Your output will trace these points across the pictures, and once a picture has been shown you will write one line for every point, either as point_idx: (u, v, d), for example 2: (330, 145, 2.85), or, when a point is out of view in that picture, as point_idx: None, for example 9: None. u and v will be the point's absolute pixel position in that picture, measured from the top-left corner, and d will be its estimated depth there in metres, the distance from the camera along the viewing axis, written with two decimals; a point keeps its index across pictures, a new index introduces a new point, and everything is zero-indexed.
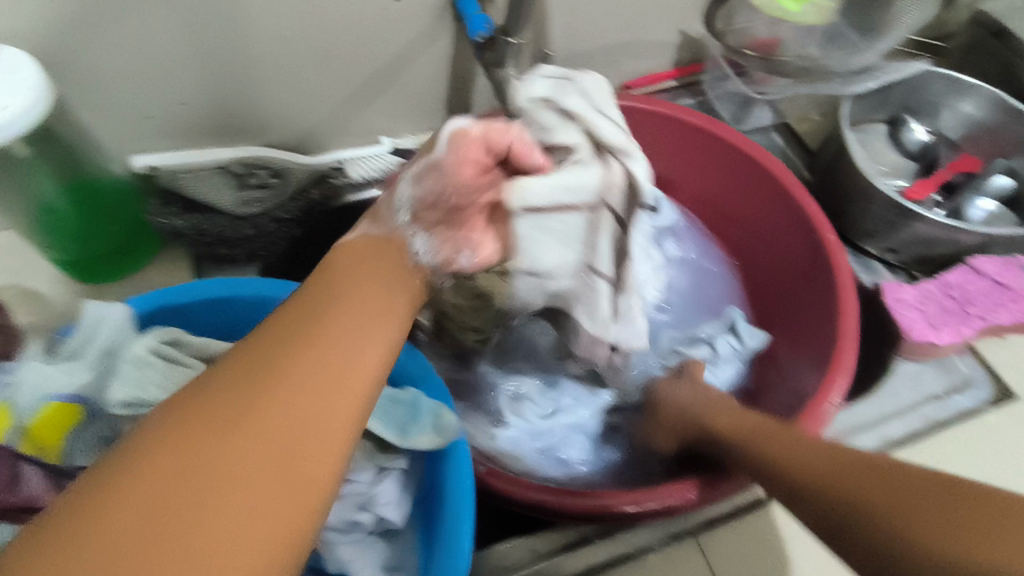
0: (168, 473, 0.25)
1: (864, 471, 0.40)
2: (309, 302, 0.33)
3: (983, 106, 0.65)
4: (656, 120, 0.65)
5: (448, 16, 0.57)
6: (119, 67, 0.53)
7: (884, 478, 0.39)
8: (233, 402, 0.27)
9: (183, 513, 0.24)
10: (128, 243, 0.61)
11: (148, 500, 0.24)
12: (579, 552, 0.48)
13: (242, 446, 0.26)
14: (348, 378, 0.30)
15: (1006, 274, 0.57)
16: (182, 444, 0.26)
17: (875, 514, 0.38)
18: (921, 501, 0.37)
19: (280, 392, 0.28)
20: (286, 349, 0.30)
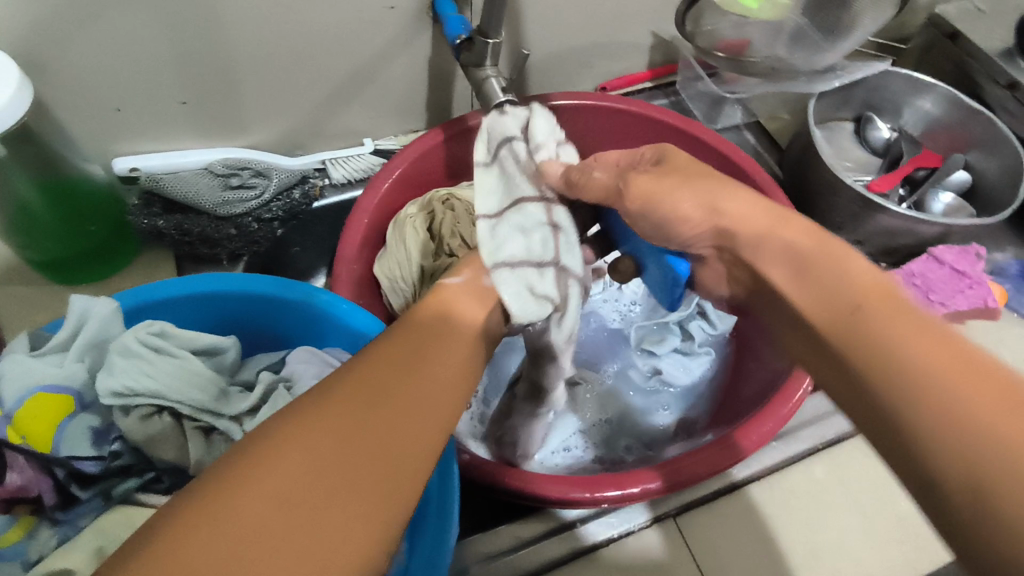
0: (298, 456, 0.25)
1: (940, 343, 0.30)
2: (414, 328, 0.34)
3: (940, 104, 0.68)
4: (629, 118, 0.67)
5: (426, 18, 0.59)
6: (97, 66, 0.54)
7: (959, 355, 0.29)
8: (353, 399, 0.28)
9: (313, 492, 0.25)
10: (108, 245, 0.62)
11: (277, 478, 0.24)
12: (562, 537, 0.49)
13: (360, 451, 0.26)
14: (434, 396, 0.30)
15: (963, 262, 0.60)
16: (304, 444, 0.26)
17: (917, 375, 0.30)
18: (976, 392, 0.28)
19: (392, 405, 0.29)
20: (398, 361, 0.31)
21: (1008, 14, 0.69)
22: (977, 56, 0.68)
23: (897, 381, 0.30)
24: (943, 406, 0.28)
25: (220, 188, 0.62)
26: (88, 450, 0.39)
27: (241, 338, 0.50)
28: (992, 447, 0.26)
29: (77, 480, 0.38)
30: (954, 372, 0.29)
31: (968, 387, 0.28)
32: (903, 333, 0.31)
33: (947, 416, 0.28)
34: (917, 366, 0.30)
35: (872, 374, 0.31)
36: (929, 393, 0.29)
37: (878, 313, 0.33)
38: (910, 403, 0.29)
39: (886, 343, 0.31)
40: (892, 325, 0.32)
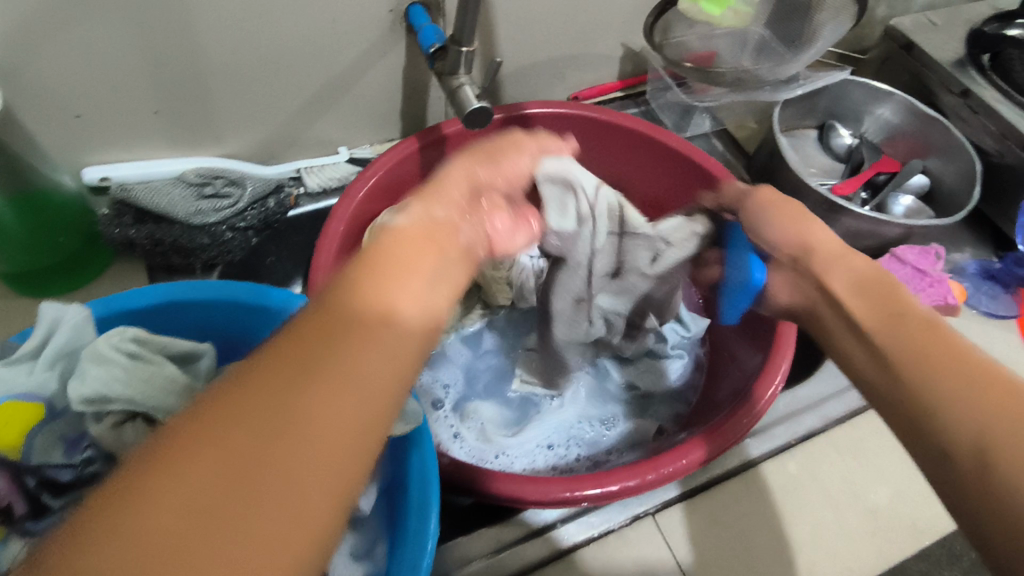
0: (214, 446, 0.23)
1: (988, 377, 0.32)
2: (361, 272, 0.29)
3: (898, 111, 0.71)
4: (600, 127, 0.69)
5: (400, 29, 0.59)
6: (68, 76, 0.53)
7: (1005, 390, 0.31)
8: (281, 382, 0.24)
9: (234, 484, 0.22)
10: (78, 256, 0.61)
11: (196, 471, 0.22)
12: (543, 538, 0.50)
13: (291, 448, 0.23)
14: (385, 369, 0.27)
15: (925, 262, 0.63)
16: (221, 438, 0.23)
17: (952, 399, 0.32)
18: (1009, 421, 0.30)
19: (327, 385, 0.25)
20: (339, 326, 0.26)
21: (958, 27, 0.72)
22: (931, 66, 0.71)
23: (934, 390, 0.33)
24: (970, 412, 0.31)
25: (193, 198, 0.62)
26: (60, 458, 0.39)
27: (216, 346, 0.50)
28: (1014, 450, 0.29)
29: (48, 487, 0.38)
30: (987, 385, 0.32)
31: (1000, 400, 0.31)
32: (947, 361, 0.33)
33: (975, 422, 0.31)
34: (954, 384, 0.32)
35: (909, 382, 0.34)
36: (964, 402, 0.32)
37: (915, 332, 0.36)
38: (943, 409, 0.32)
39: (933, 365, 0.34)
40: (932, 344, 0.35)
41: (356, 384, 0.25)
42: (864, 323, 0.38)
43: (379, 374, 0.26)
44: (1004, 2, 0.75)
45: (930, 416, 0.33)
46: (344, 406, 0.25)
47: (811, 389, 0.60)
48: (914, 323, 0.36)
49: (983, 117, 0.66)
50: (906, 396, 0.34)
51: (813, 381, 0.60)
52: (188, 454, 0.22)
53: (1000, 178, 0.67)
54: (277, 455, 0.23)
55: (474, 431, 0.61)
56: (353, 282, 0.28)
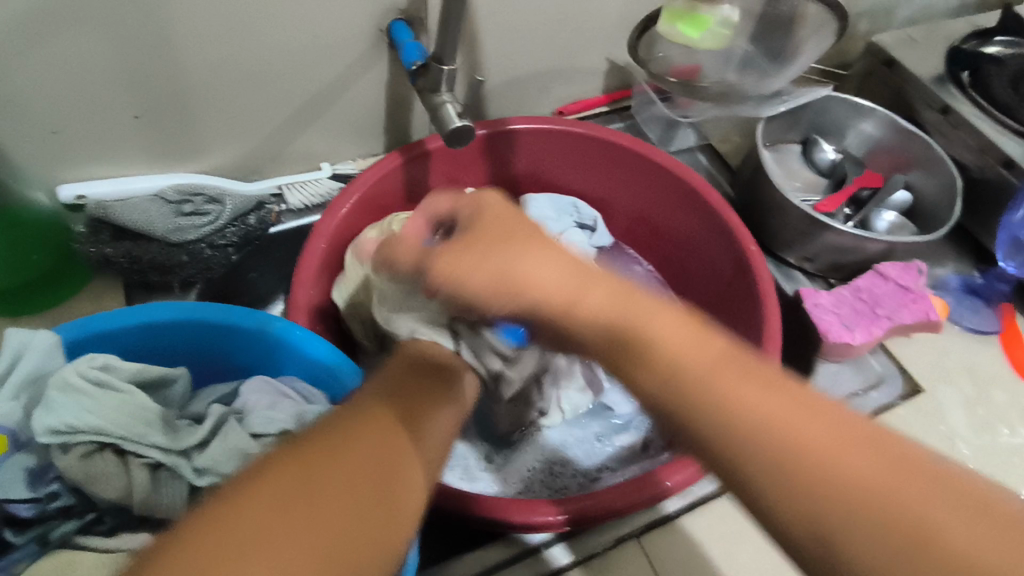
0: (276, 494, 0.27)
1: (851, 442, 0.28)
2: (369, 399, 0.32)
3: (879, 127, 0.71)
4: (584, 142, 0.69)
5: (383, 44, 0.59)
6: (42, 91, 0.52)
7: (871, 455, 0.28)
8: (360, 441, 0.30)
9: (293, 519, 0.26)
10: (50, 275, 0.60)
11: (282, 495, 0.27)
12: (525, 562, 0.49)
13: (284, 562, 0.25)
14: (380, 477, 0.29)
15: (907, 277, 0.62)
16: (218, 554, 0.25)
17: (812, 492, 0.28)
18: (873, 501, 0.27)
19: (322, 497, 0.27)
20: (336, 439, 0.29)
21: (939, 43, 0.73)
22: (912, 82, 0.71)
23: (749, 442, 0.29)
24: (791, 469, 0.28)
25: (171, 215, 0.61)
26: (23, 492, 0.37)
27: (192, 368, 0.49)
28: (828, 509, 0.27)
29: (10, 523, 0.37)
30: (804, 423, 0.29)
31: (819, 438, 0.28)
32: (805, 430, 0.29)
33: (794, 483, 0.28)
34: (783, 432, 0.29)
35: (733, 427, 0.29)
36: (785, 452, 0.28)
37: (711, 365, 0.31)
38: (760, 455, 0.29)
39: (791, 439, 0.29)
40: (738, 381, 0.30)
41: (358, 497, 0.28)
42: (605, 349, 0.33)
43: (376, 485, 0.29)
44: (983, 18, 0.76)
45: (744, 472, 0.29)
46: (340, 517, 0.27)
47: None
48: (755, 385, 0.30)
49: (963, 133, 0.67)
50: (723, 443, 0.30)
51: None
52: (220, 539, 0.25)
53: (981, 194, 0.68)
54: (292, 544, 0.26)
55: (456, 470, 0.60)
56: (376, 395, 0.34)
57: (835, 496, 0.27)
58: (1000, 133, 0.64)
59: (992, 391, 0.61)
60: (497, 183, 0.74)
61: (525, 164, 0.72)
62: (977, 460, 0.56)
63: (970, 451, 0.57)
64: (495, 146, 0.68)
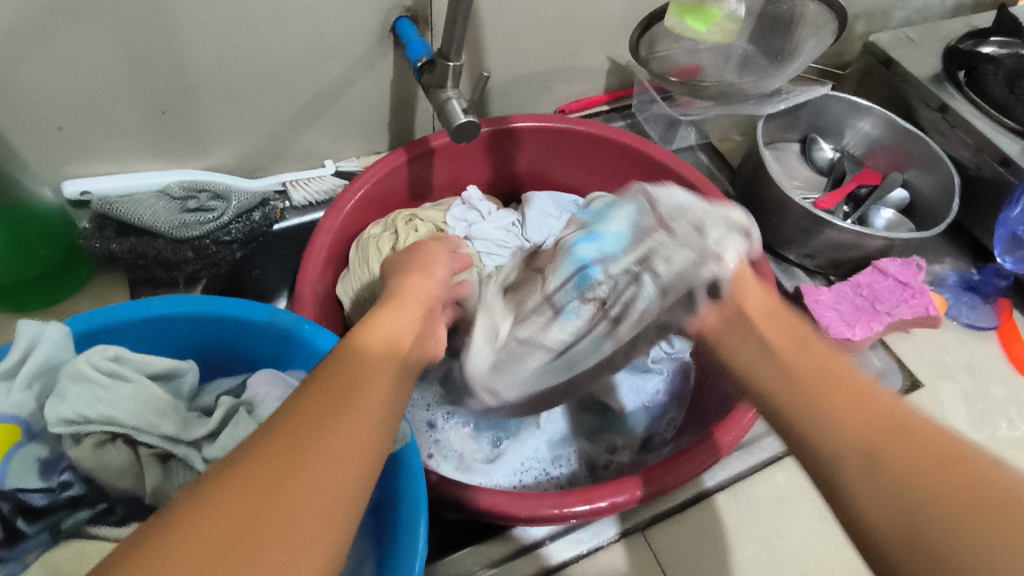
0: (275, 444, 0.25)
1: (921, 440, 0.28)
2: (343, 360, 0.31)
3: (878, 125, 0.72)
4: (586, 139, 0.69)
5: (388, 42, 0.59)
6: (50, 89, 0.53)
7: (939, 450, 0.28)
8: (330, 374, 0.30)
9: (301, 472, 0.25)
10: (60, 271, 0.61)
11: (281, 453, 0.25)
12: (531, 555, 0.49)
13: (299, 489, 0.24)
14: (366, 412, 0.29)
15: (906, 273, 0.62)
16: (233, 491, 0.23)
17: (891, 479, 0.27)
18: (953, 481, 0.26)
19: (324, 433, 0.26)
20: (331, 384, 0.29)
21: (935, 43, 0.74)
22: (910, 82, 0.72)
23: (809, 412, 0.33)
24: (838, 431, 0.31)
25: (177, 211, 0.62)
26: (36, 480, 0.38)
27: (199, 360, 0.49)
28: (889, 470, 0.28)
29: (22, 512, 0.38)
30: (886, 439, 0.29)
31: (873, 414, 0.31)
32: (865, 434, 0.30)
33: (844, 441, 0.30)
34: (834, 413, 0.32)
35: (794, 408, 0.34)
36: (831, 412, 0.32)
37: (795, 369, 0.37)
38: (824, 435, 0.31)
39: (854, 437, 0.30)
40: (821, 375, 0.35)
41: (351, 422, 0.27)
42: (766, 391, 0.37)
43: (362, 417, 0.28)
44: (979, 19, 0.77)
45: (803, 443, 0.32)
46: (347, 443, 0.27)
47: None
48: (825, 414, 0.32)
49: (960, 131, 0.68)
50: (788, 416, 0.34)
51: None
52: (244, 479, 0.24)
53: (978, 191, 0.69)
54: (300, 469, 0.25)
55: (452, 461, 0.60)
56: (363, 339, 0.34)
57: (895, 454, 0.28)
58: (997, 132, 0.65)
59: (990, 385, 0.62)
60: (498, 182, 0.75)
61: (527, 161, 0.72)
62: None
63: None
64: (497, 144, 0.69)
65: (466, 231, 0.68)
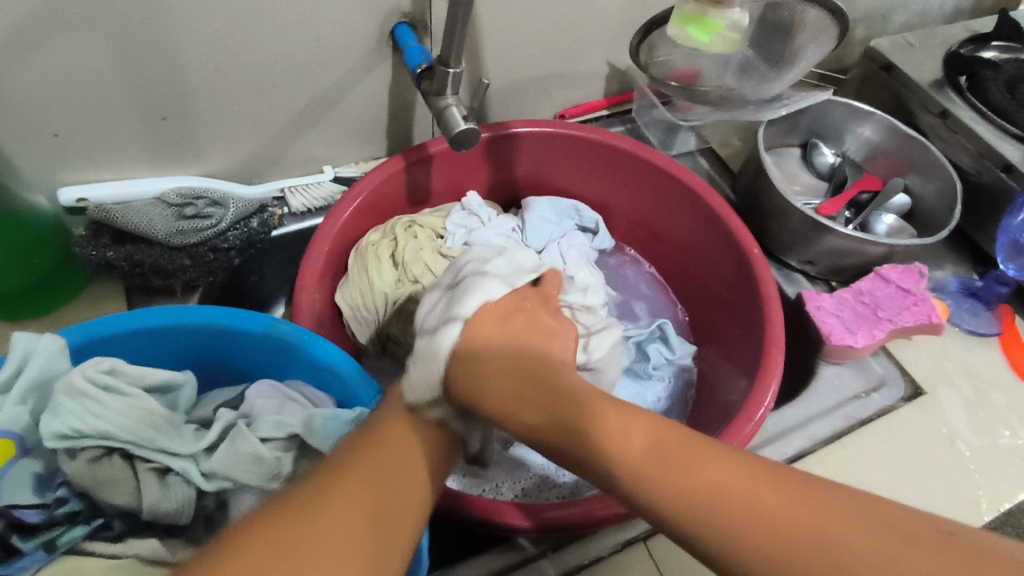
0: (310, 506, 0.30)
1: (750, 478, 0.28)
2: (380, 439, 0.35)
3: (878, 131, 0.72)
4: (586, 145, 0.69)
5: (386, 47, 0.59)
6: (44, 94, 0.52)
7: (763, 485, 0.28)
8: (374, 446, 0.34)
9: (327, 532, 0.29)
10: (54, 279, 0.60)
11: (309, 514, 0.30)
12: (531, 567, 0.49)
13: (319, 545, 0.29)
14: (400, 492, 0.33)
15: (907, 280, 0.63)
16: (270, 540, 0.29)
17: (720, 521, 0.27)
18: (788, 521, 0.26)
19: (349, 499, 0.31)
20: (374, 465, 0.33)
21: (936, 48, 0.74)
22: (910, 87, 0.72)
23: (713, 517, 0.28)
24: (768, 543, 0.26)
25: (174, 218, 0.61)
26: (31, 497, 0.37)
27: (196, 370, 0.49)
28: (732, 516, 0.27)
29: (18, 530, 0.37)
30: (730, 490, 0.28)
31: (778, 501, 0.27)
32: (712, 470, 0.29)
33: (780, 553, 0.26)
34: (664, 459, 0.30)
35: (637, 471, 0.30)
36: (722, 506, 0.28)
37: (670, 453, 0.30)
38: (659, 473, 0.30)
39: (699, 479, 0.29)
40: (696, 465, 0.29)
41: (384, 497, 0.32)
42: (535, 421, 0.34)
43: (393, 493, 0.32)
44: (979, 23, 0.77)
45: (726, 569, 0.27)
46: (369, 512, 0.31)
47: (798, 409, 0.60)
48: (661, 461, 0.30)
49: (961, 136, 0.68)
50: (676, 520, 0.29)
51: (802, 400, 0.60)
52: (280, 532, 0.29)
53: (978, 197, 0.68)
54: (327, 528, 0.29)
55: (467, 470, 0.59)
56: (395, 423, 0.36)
57: (740, 495, 0.28)
58: (998, 138, 0.65)
59: (992, 392, 0.61)
60: (498, 187, 0.75)
61: (526, 166, 0.72)
62: (978, 460, 0.57)
63: (972, 452, 0.57)
64: (497, 149, 0.68)
65: (465, 237, 0.67)
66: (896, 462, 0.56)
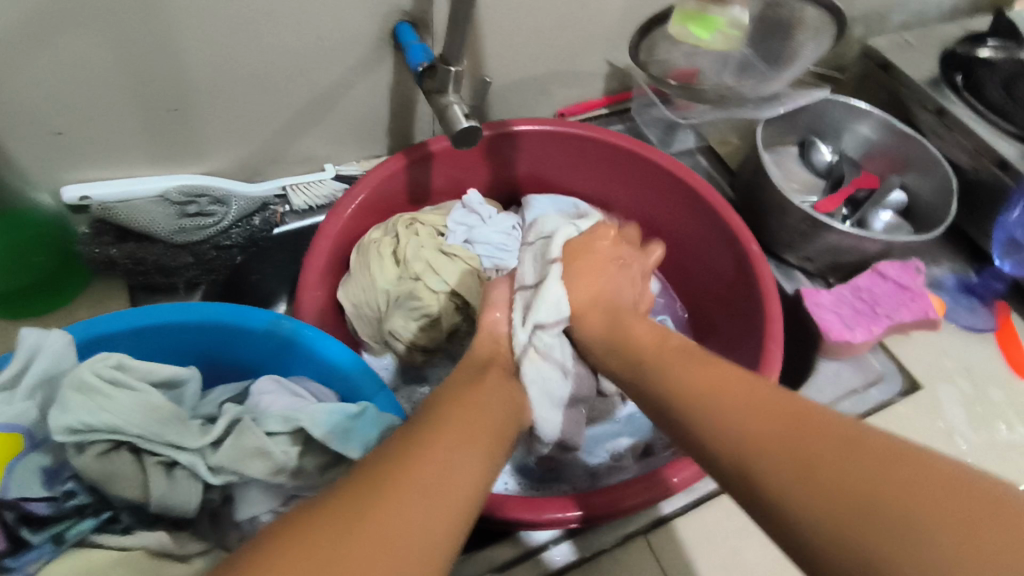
0: (350, 504, 0.29)
1: (847, 444, 0.30)
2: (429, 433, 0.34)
3: (876, 128, 0.72)
4: (587, 144, 0.69)
5: (388, 46, 0.59)
6: (48, 94, 0.52)
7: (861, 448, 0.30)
8: (424, 437, 0.33)
9: (366, 528, 0.28)
10: (58, 277, 0.61)
11: (350, 510, 0.28)
12: (534, 559, 0.49)
13: (362, 542, 0.27)
14: (451, 491, 0.31)
15: (905, 277, 0.63)
16: (311, 538, 0.27)
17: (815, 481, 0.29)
18: (887, 478, 0.28)
19: (397, 496, 0.29)
20: (424, 459, 0.32)
21: (933, 47, 0.74)
22: (907, 85, 0.72)
23: (812, 481, 0.29)
24: (864, 498, 0.28)
25: (176, 216, 0.62)
26: (40, 491, 0.38)
27: (202, 366, 0.49)
28: (822, 477, 0.29)
29: (26, 522, 0.37)
30: (824, 452, 0.30)
31: (882, 467, 0.29)
32: (798, 437, 0.31)
33: (883, 509, 0.27)
34: (743, 420, 0.33)
35: (732, 446, 0.33)
36: (824, 488, 0.29)
37: (759, 419, 0.33)
38: (749, 444, 0.32)
39: (781, 444, 0.31)
40: (784, 424, 0.32)
41: (430, 494, 0.30)
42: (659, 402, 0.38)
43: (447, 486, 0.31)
44: (975, 22, 0.77)
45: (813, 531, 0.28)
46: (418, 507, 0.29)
47: None
48: (748, 436, 0.32)
49: (958, 134, 0.68)
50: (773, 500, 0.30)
51: (801, 396, 0.61)
52: (322, 529, 0.28)
53: (976, 194, 0.69)
54: (369, 521, 0.28)
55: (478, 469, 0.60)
56: (443, 412, 0.37)
57: (826, 458, 0.30)
58: (995, 136, 0.66)
59: (989, 388, 0.62)
60: (498, 185, 0.75)
61: (527, 165, 0.72)
62: (975, 454, 0.57)
63: (969, 446, 0.58)
64: (498, 148, 0.69)
65: (465, 235, 0.68)
66: None
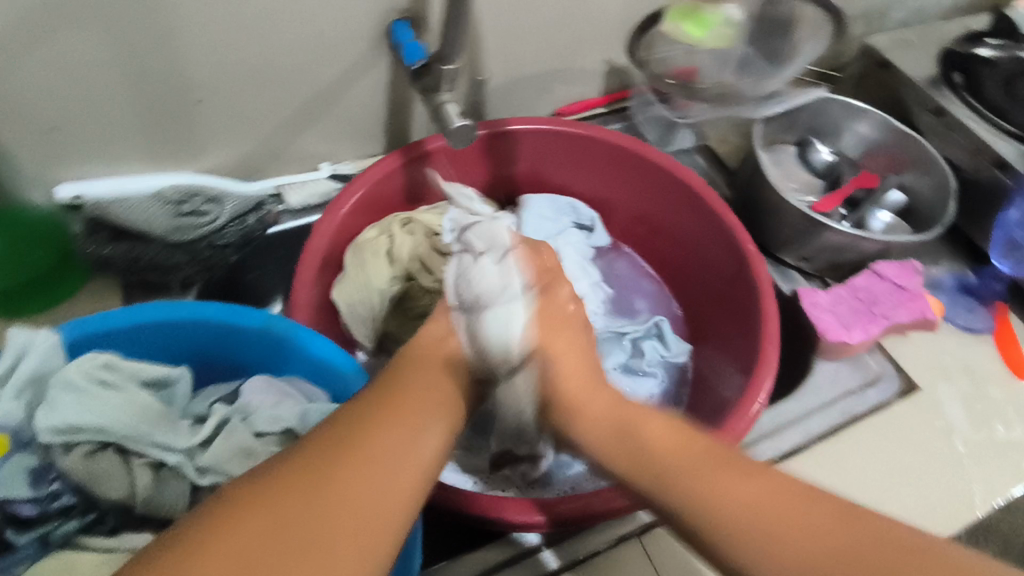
0: (293, 491, 0.31)
1: (761, 481, 0.36)
2: (369, 420, 0.36)
3: (875, 127, 0.72)
4: (583, 142, 0.69)
5: (384, 44, 0.59)
6: (44, 90, 0.52)
7: (776, 488, 0.35)
8: (370, 425, 0.35)
9: (307, 519, 0.30)
10: (52, 278, 0.60)
11: (294, 501, 0.30)
12: (526, 560, 0.49)
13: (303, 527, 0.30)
14: (390, 486, 0.33)
15: (903, 277, 0.63)
16: (249, 523, 0.29)
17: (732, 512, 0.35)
18: (790, 507, 0.34)
19: (333, 488, 0.32)
20: (361, 451, 0.34)
21: (933, 45, 0.74)
22: (907, 84, 0.72)
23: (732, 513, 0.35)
24: (768, 532, 0.34)
25: (171, 215, 0.61)
26: (25, 491, 0.38)
27: (193, 365, 0.49)
28: (733, 510, 0.35)
29: (12, 523, 0.38)
30: (744, 494, 0.35)
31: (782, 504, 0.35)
32: (720, 476, 0.37)
33: (776, 542, 0.33)
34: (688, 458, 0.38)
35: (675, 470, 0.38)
36: (773, 527, 0.34)
37: (706, 460, 0.38)
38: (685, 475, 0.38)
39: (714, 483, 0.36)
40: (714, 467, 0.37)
41: (361, 486, 0.32)
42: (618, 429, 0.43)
43: (382, 479, 0.33)
44: (977, 21, 0.77)
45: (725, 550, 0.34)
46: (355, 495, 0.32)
47: (793, 405, 0.60)
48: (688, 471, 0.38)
49: (958, 134, 0.68)
50: (729, 553, 0.34)
51: (799, 397, 0.61)
52: (266, 513, 0.30)
53: (975, 194, 0.68)
54: (309, 512, 0.30)
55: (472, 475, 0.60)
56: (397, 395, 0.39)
57: (742, 492, 0.36)
58: (994, 135, 0.65)
59: (987, 389, 0.61)
60: (494, 184, 0.75)
61: (524, 164, 0.72)
62: (973, 456, 0.57)
63: (966, 448, 0.57)
64: (494, 147, 0.68)
65: None
66: (892, 458, 0.56)
